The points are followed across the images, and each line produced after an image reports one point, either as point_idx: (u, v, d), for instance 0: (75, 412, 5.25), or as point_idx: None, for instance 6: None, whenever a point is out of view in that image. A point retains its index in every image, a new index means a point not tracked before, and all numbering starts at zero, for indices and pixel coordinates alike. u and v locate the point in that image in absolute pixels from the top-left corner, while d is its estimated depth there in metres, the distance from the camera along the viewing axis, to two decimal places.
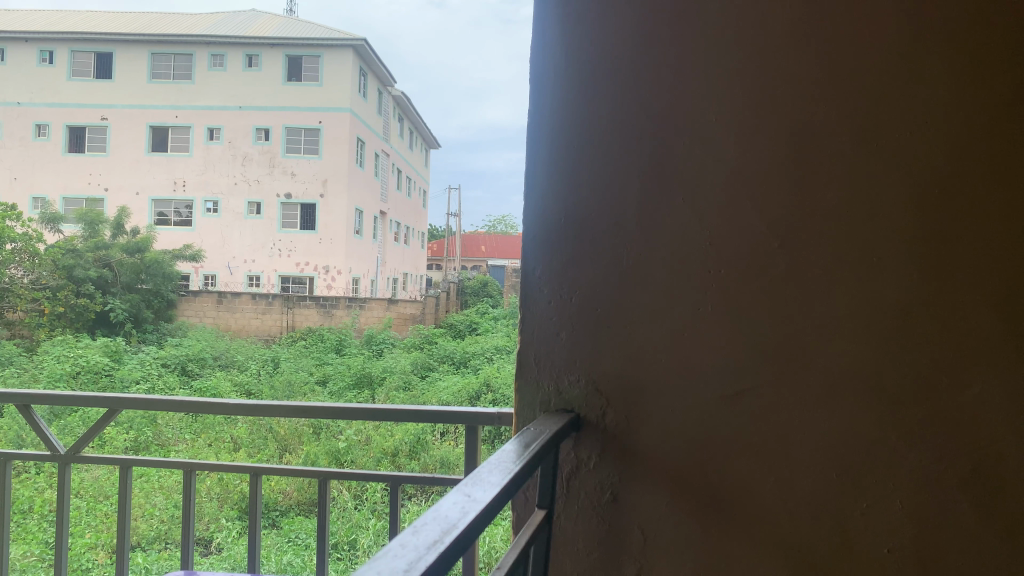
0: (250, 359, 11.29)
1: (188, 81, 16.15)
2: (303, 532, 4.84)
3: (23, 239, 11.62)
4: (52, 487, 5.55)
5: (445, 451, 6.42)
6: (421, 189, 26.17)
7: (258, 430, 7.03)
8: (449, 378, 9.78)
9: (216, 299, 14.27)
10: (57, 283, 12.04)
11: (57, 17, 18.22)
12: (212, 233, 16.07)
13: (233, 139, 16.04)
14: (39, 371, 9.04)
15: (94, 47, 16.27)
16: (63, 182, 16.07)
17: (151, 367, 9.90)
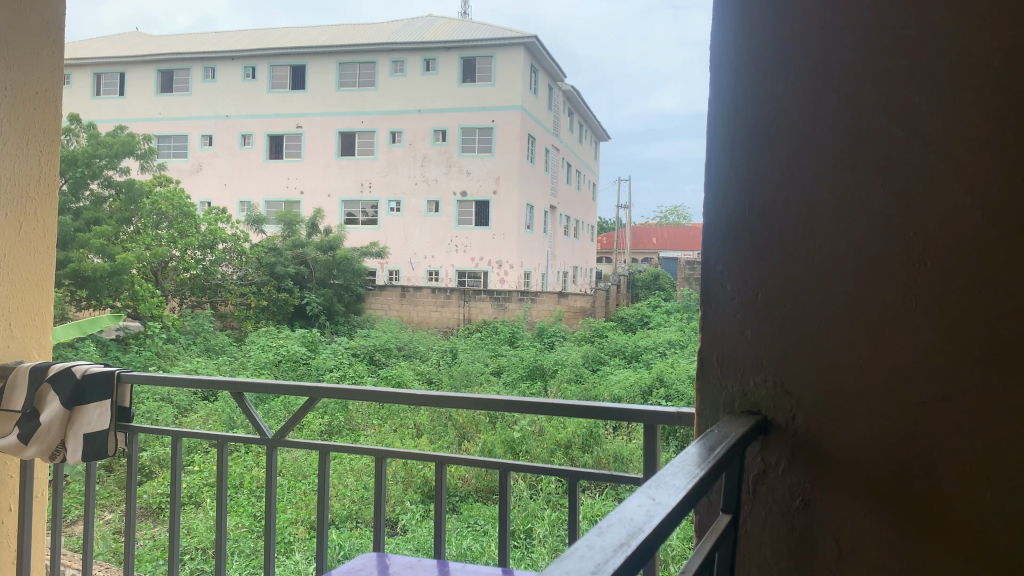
0: (430, 349, 11.84)
1: (372, 87, 17.10)
2: (482, 519, 5.01)
3: (233, 238, 12.84)
4: (259, 464, 6.12)
5: (617, 446, 6.42)
6: (590, 182, 26.22)
7: (439, 418, 7.37)
8: (621, 372, 9.73)
9: (399, 293, 15.04)
10: (261, 279, 13.23)
11: (258, 35, 19.90)
12: (395, 230, 16.98)
13: (413, 141, 16.84)
14: (248, 359, 9.98)
15: (290, 61, 17.60)
16: (265, 187, 17.58)
17: (343, 356, 10.63)
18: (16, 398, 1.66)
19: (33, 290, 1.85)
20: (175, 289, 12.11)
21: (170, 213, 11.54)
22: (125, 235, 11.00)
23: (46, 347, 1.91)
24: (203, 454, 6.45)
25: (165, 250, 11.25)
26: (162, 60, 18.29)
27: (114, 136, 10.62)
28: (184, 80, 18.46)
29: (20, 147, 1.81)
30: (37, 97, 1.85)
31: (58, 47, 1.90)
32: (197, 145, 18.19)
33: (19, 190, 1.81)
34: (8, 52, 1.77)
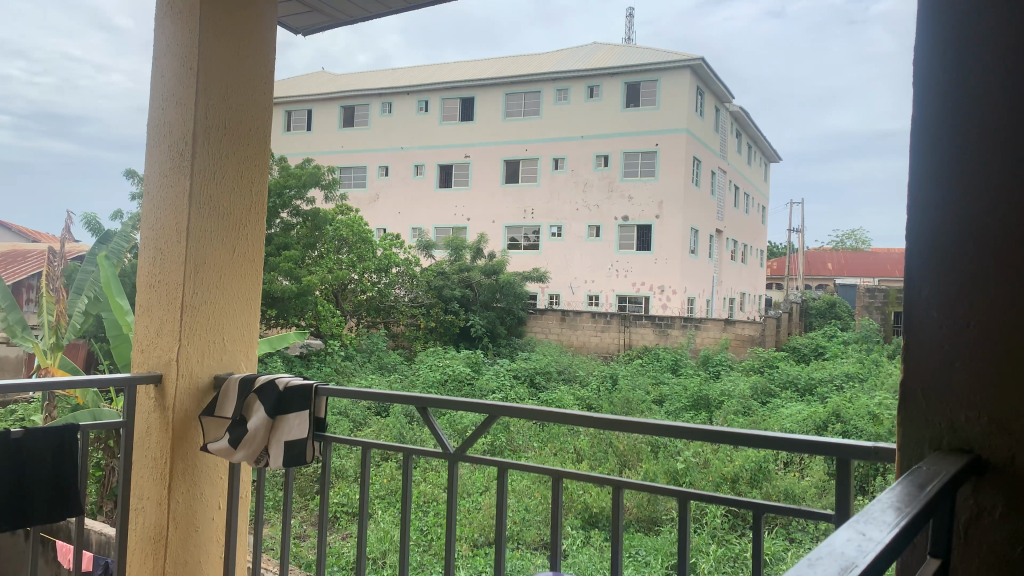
0: (590, 374, 11.81)
1: (537, 116, 17.47)
2: (643, 549, 4.90)
3: (405, 262, 13.56)
4: (424, 479, 6.43)
5: (789, 483, 6.08)
6: (760, 206, 25.25)
7: (599, 444, 7.33)
8: (794, 405, 9.21)
9: (560, 316, 15.13)
10: (430, 301, 13.79)
11: (431, 69, 20.93)
12: (556, 255, 17.19)
13: (576, 167, 17.00)
14: (417, 378, 10.46)
15: (459, 94, 18.36)
16: (436, 214, 18.42)
17: (505, 378, 10.84)
18: (229, 405, 1.85)
19: (243, 308, 2.04)
20: (352, 310, 12.91)
21: (350, 239, 12.35)
22: (310, 258, 11.88)
23: (252, 358, 2.09)
24: (374, 468, 6.82)
25: (345, 273, 12.06)
26: (344, 97, 19.69)
27: (303, 168, 11.55)
28: (363, 115, 19.75)
29: (237, 179, 2.02)
30: (251, 134, 2.05)
31: (271, 85, 2.11)
32: (374, 175, 19.40)
33: (233, 216, 2.01)
34: (229, 98, 1.99)
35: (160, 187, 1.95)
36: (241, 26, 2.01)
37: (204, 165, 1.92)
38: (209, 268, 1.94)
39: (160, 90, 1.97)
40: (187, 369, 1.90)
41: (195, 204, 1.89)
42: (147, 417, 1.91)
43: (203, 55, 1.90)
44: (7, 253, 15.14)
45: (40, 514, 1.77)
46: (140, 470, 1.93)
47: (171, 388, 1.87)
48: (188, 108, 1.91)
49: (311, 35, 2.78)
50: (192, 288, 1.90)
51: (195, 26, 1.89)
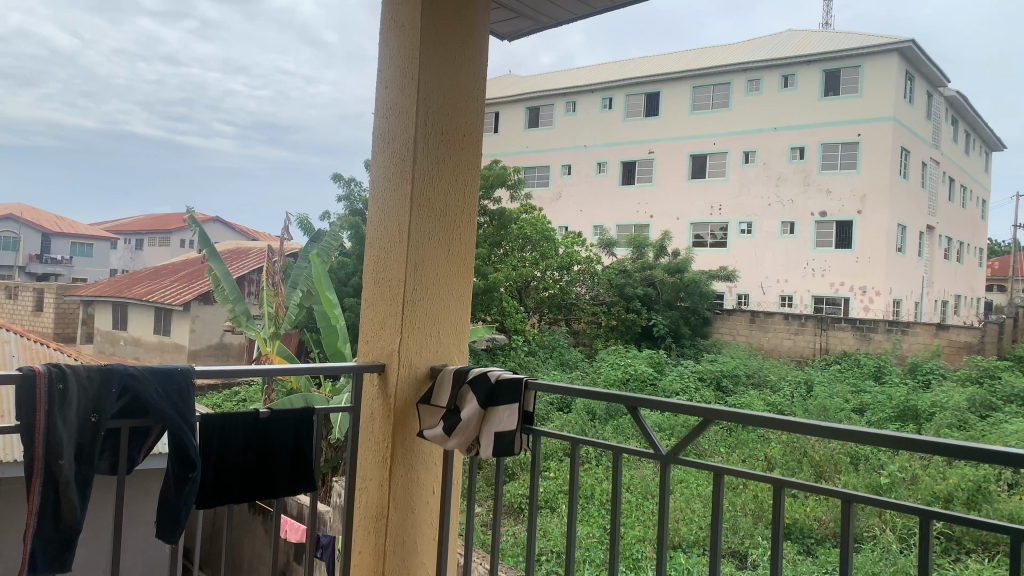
0: (782, 379, 11.24)
1: (726, 109, 16.89)
2: (841, 567, 4.60)
3: (587, 260, 13.65)
4: (608, 478, 6.50)
5: (1013, 507, 5.44)
6: (979, 199, 22.89)
7: (793, 453, 6.98)
8: (1021, 421, 8.25)
9: (749, 317, 14.53)
10: (611, 299, 13.68)
11: (616, 66, 20.83)
12: (746, 253, 16.54)
13: (768, 160, 16.25)
14: (600, 377, 10.52)
15: (645, 89, 18.13)
16: (619, 212, 18.34)
17: (690, 380, 10.57)
18: (444, 395, 1.97)
19: (456, 302, 2.15)
20: (534, 307, 13.37)
21: (534, 237, 12.66)
22: (495, 256, 12.34)
23: (464, 350, 2.19)
24: (559, 462, 6.97)
25: (528, 271, 12.36)
26: (530, 98, 20.13)
27: (490, 169, 12.03)
28: (548, 115, 20.07)
29: (452, 180, 2.12)
30: (464, 136, 2.15)
31: (483, 88, 2.20)
32: (558, 174, 19.66)
33: (448, 214, 2.12)
34: (446, 104, 2.09)
35: (385, 190, 2.10)
36: (458, 34, 2.11)
37: (425, 169, 2.04)
38: (429, 264, 2.06)
39: (385, 99, 2.13)
40: (407, 360, 2.03)
41: (415, 205, 2.01)
42: (372, 404, 2.06)
43: (424, 61, 2.02)
44: (233, 250, 17.00)
45: (281, 490, 1.95)
46: (365, 453, 2.08)
47: (393, 376, 2.01)
48: (410, 115, 2.03)
49: (517, 40, 2.87)
50: (413, 284, 2.02)
51: (416, 37, 2.01)
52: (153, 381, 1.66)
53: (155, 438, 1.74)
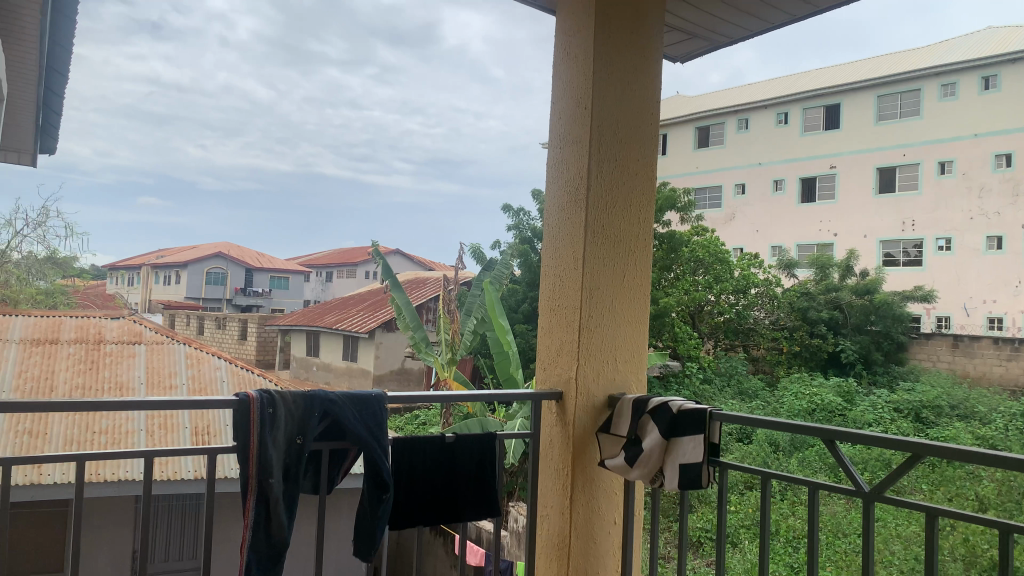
0: (994, 411, 10.08)
1: (917, 117, 15.67)
2: None
3: (765, 283, 13.09)
4: (794, 514, 6.18)
5: None
6: None
7: (1009, 491, 6.25)
8: None
9: (951, 342, 13.19)
10: (793, 324, 12.97)
11: (791, 80, 19.99)
12: (945, 272, 15.17)
13: (968, 170, 14.86)
14: (781, 406, 10.04)
15: (824, 102, 17.22)
16: (797, 231, 17.47)
17: (884, 411, 9.79)
18: (624, 424, 1.94)
19: (634, 331, 2.12)
20: (709, 333, 12.98)
21: (706, 260, 12.38)
22: (667, 280, 12.21)
23: (643, 379, 2.15)
24: (740, 495, 6.72)
25: (700, 295, 12.03)
26: (700, 118, 19.78)
27: (660, 192, 11.91)
28: (719, 134, 19.58)
29: (627, 207, 2.11)
30: (639, 162, 2.13)
31: (658, 109, 2.18)
32: (731, 194, 19.07)
33: (625, 242, 2.11)
34: (618, 131, 2.09)
35: (560, 222, 2.12)
36: (632, 61, 2.11)
37: (599, 198, 2.05)
38: (606, 292, 2.06)
39: (560, 131, 2.17)
40: (585, 389, 2.03)
41: (591, 233, 2.02)
42: (552, 431, 2.08)
43: (597, 91, 2.04)
44: (412, 279, 17.88)
45: (468, 514, 2.00)
46: (546, 480, 2.09)
47: (571, 406, 2.01)
48: (583, 145, 2.05)
49: (689, 62, 2.82)
50: (589, 311, 2.02)
51: (589, 67, 2.04)
52: (350, 406, 1.77)
53: (353, 459, 1.84)
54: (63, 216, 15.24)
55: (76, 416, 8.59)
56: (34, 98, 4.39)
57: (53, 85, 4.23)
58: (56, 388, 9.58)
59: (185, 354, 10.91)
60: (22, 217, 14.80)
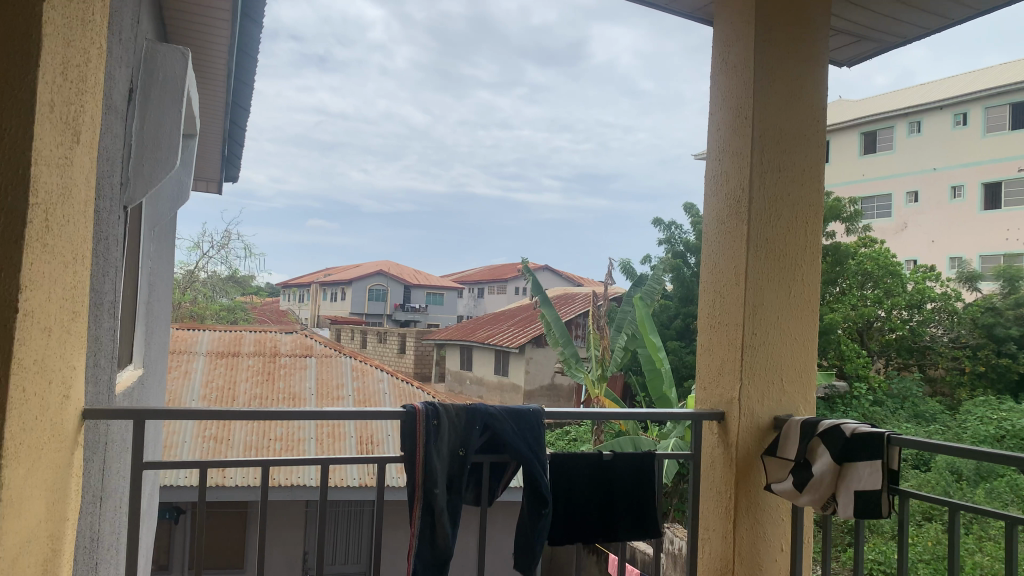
0: None
1: None
2: None
3: (943, 297, 12.12)
4: (985, 551, 5.67)
5: None
6: None
7: None
8: None
9: None
10: (977, 342, 11.78)
11: (970, 78, 18.46)
12: None
13: None
14: (964, 432, 9.25)
15: (1009, 100, 15.73)
16: (980, 241, 16.02)
17: None
18: (792, 447, 1.85)
19: (802, 348, 2.02)
20: (879, 350, 12.14)
21: (875, 273, 11.66)
22: (832, 295, 11.65)
23: (811, 401, 2.05)
24: (921, 526, 6.27)
25: (870, 311, 11.36)
26: (865, 123, 18.71)
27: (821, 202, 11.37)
28: (888, 138, 18.37)
29: (791, 220, 2.02)
30: (805, 170, 2.04)
31: (825, 115, 2.07)
32: (902, 203, 17.82)
33: (789, 257, 2.02)
34: (781, 137, 2.01)
35: (721, 235, 2.07)
36: (793, 65, 2.03)
37: (761, 212, 1.98)
38: (768, 307, 1.98)
39: (718, 143, 2.12)
40: (749, 408, 1.96)
41: (753, 248, 1.96)
42: (713, 453, 2.02)
43: (758, 98, 1.98)
44: (563, 295, 17.98)
45: (627, 533, 1.97)
46: (707, 502, 2.03)
47: (734, 427, 1.95)
48: (743, 157, 2.00)
49: (856, 65, 2.68)
50: (752, 327, 1.96)
51: (749, 76, 1.98)
52: (509, 420, 1.80)
53: (512, 472, 1.87)
54: (243, 238, 16.66)
55: (255, 424, 9.28)
56: (220, 130, 4.83)
57: (237, 118, 4.64)
58: (238, 397, 10.42)
59: (351, 366, 11.52)
60: (208, 240, 16.27)
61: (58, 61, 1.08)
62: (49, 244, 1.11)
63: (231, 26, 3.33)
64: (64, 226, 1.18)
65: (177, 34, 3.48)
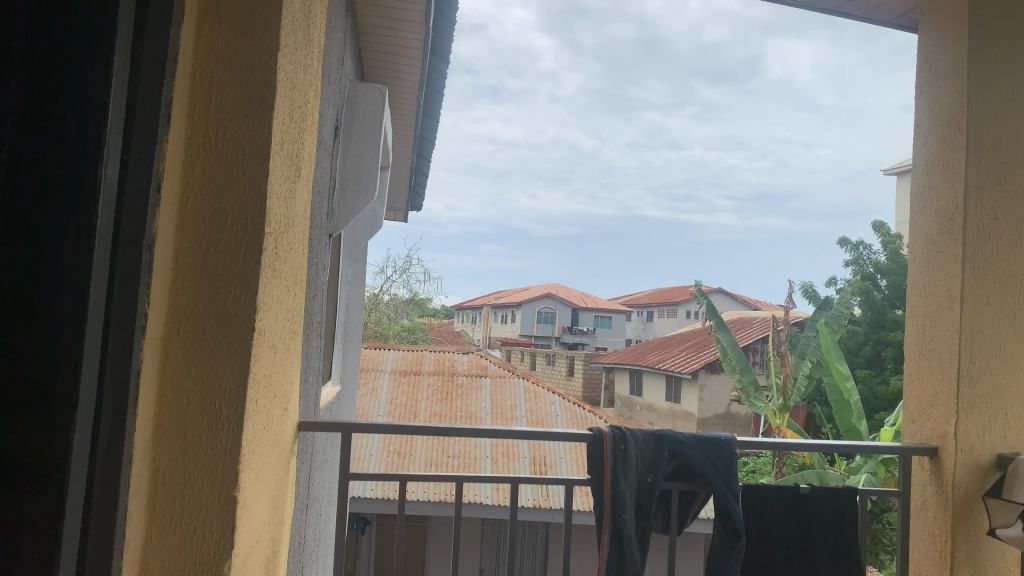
0: None
1: None
2: None
3: None
4: None
5: None
6: None
7: None
8: None
9: None
10: None
11: None
12: None
13: None
14: None
15: None
16: None
17: None
18: (1020, 489, 1.66)
19: None
20: None
21: None
22: None
23: None
24: None
25: None
26: None
27: None
28: None
29: (1014, 239, 1.83)
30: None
31: None
32: None
33: (1015, 280, 1.83)
34: (1000, 143, 1.83)
35: (930, 257, 1.91)
36: (1015, 71, 1.85)
37: (978, 229, 1.80)
38: (988, 334, 1.80)
39: (925, 158, 1.97)
40: (966, 445, 1.79)
41: (970, 271, 1.79)
42: (924, 491, 1.86)
43: (972, 107, 1.82)
44: (738, 320, 17.34)
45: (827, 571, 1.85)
46: (918, 546, 1.86)
47: (949, 463, 1.79)
48: (957, 172, 1.84)
49: None
50: (969, 356, 1.79)
51: (963, 85, 1.83)
52: (699, 447, 1.76)
53: (703, 502, 1.81)
54: (422, 263, 17.14)
55: (433, 440, 9.66)
56: (408, 162, 5.14)
57: (424, 151, 4.92)
58: (418, 414, 10.89)
59: (524, 388, 11.69)
60: (391, 265, 17.12)
61: (287, 107, 1.19)
62: (279, 272, 1.22)
63: (420, 64, 3.53)
64: (289, 254, 1.28)
65: (375, 75, 3.74)
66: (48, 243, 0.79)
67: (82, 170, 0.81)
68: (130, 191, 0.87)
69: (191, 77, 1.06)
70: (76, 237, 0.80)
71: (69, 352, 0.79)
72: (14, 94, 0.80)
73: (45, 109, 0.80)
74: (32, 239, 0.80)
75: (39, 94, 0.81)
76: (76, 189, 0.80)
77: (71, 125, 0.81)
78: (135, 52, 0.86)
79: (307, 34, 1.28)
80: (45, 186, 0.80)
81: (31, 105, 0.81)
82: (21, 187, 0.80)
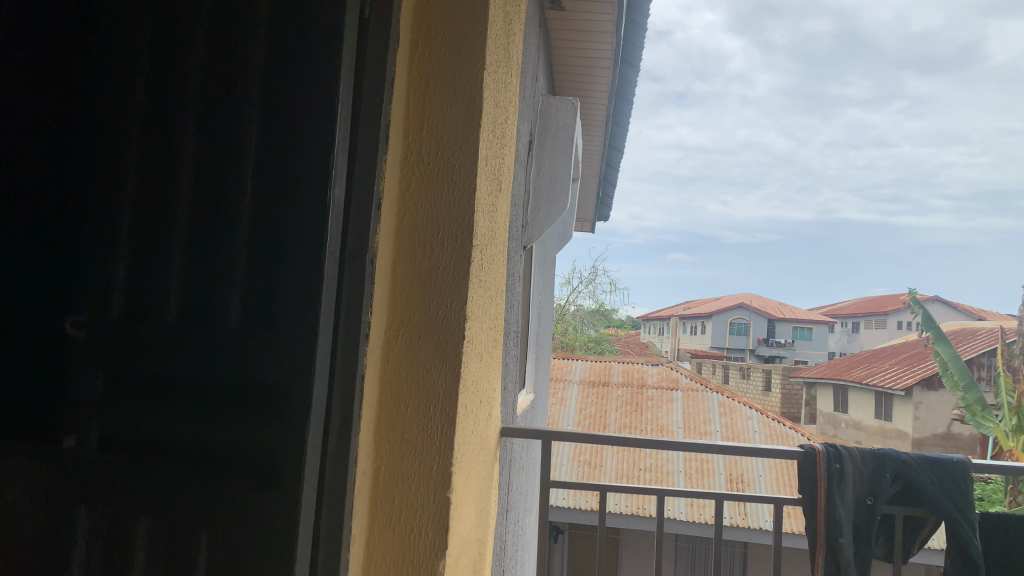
0: None
1: None
2: None
3: None
4: None
5: None
6: None
7: None
8: None
9: None
10: None
11: None
12: None
13: None
14: None
15: None
16: None
17: None
18: None
19: None
20: None
21: None
22: None
23: None
24: None
25: None
26: None
27: None
28: None
29: None
30: None
31: None
32: None
33: None
34: None
35: None
36: None
37: None
38: None
39: None
40: None
41: None
42: None
43: None
44: (961, 331, 15.72)
45: None
46: None
47: None
48: None
49: None
50: None
51: None
52: (926, 469, 1.61)
53: (932, 529, 1.65)
54: (608, 273, 17.08)
55: (625, 452, 9.63)
56: (597, 173, 5.17)
57: (611, 161, 4.91)
58: (608, 425, 10.89)
59: (719, 401, 11.25)
60: (578, 277, 17.32)
61: (491, 116, 1.20)
62: (483, 279, 1.22)
63: (611, 73, 3.52)
64: (491, 265, 1.29)
65: (565, 87, 3.77)
66: (282, 232, 0.80)
67: (314, 174, 0.80)
68: (356, 195, 0.87)
69: (405, 84, 1.06)
70: (306, 233, 0.80)
71: (298, 349, 0.79)
72: (258, 88, 0.83)
73: (282, 105, 0.81)
74: (271, 235, 0.81)
75: (276, 90, 0.82)
76: (306, 188, 0.80)
77: (310, 133, 0.81)
78: (360, 59, 0.86)
79: (506, 50, 1.29)
80: (276, 178, 0.81)
81: (270, 99, 0.82)
82: (260, 187, 0.82)
